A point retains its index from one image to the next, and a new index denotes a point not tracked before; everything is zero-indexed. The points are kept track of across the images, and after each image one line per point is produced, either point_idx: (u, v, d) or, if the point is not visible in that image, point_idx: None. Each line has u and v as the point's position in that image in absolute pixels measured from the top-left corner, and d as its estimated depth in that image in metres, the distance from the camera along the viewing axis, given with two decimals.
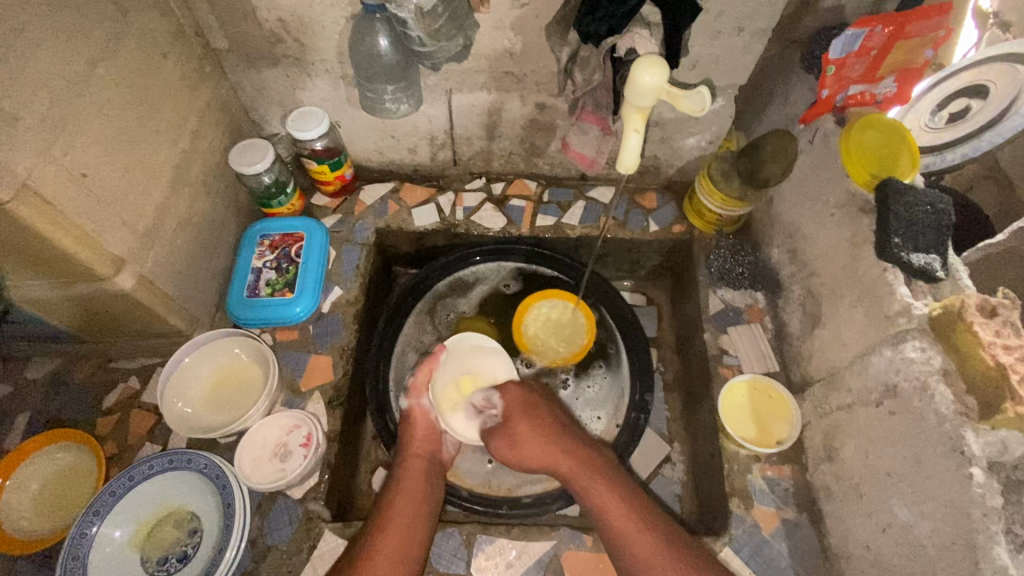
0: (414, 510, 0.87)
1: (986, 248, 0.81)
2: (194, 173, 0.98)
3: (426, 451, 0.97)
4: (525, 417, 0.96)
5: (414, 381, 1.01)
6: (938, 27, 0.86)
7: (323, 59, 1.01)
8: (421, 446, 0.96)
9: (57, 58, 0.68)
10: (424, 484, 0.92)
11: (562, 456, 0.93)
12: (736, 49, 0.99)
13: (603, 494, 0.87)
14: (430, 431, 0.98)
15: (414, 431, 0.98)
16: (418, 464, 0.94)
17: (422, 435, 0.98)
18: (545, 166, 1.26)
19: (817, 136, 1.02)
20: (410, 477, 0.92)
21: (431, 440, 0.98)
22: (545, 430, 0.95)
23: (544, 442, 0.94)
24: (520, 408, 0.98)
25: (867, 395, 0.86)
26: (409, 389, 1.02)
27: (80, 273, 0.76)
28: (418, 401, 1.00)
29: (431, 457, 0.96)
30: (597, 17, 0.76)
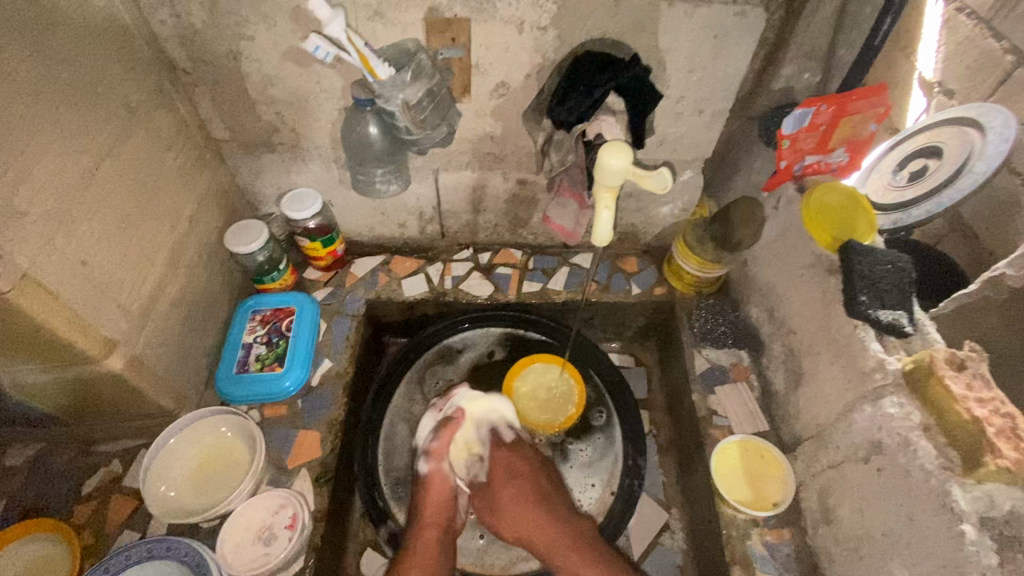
0: None
1: (960, 300, 0.83)
2: (189, 255, 1.01)
3: (440, 522, 0.93)
4: (507, 481, 0.98)
5: (436, 444, 0.98)
6: (877, 105, 0.94)
7: (317, 146, 1.09)
8: (436, 516, 0.93)
9: (67, 157, 0.73)
10: (434, 562, 0.89)
11: (540, 523, 0.94)
12: (698, 127, 1.06)
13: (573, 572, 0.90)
14: (445, 500, 0.95)
15: (430, 495, 0.95)
16: (433, 536, 0.91)
17: (437, 501, 0.94)
18: (529, 236, 1.32)
19: (781, 202, 1.08)
20: (421, 551, 0.89)
21: (444, 513, 0.94)
22: (530, 500, 0.96)
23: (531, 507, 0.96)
24: (504, 471, 0.99)
25: (855, 451, 0.86)
26: (428, 451, 0.98)
27: (73, 356, 0.77)
28: (438, 466, 0.97)
29: (446, 527, 0.93)
30: (567, 107, 0.85)
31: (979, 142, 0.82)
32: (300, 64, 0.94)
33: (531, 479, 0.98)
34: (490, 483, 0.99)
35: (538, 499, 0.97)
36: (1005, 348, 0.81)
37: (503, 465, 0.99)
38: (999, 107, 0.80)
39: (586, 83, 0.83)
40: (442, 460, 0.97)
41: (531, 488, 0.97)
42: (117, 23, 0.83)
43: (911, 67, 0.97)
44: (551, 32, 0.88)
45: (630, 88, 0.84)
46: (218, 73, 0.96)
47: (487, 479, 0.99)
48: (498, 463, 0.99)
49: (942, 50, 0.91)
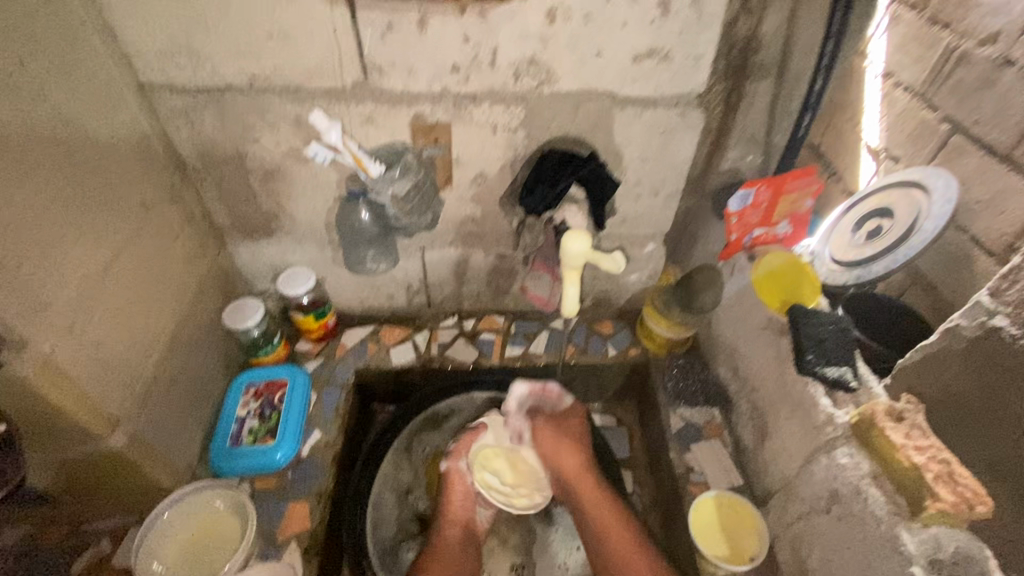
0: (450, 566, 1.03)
1: (922, 358, 0.83)
2: (190, 333, 1.08)
3: (462, 519, 1.11)
4: (563, 456, 1.12)
5: (456, 447, 1.19)
6: (810, 185, 1.08)
7: (312, 230, 1.19)
8: (457, 514, 1.11)
9: (90, 252, 0.82)
10: (459, 553, 1.05)
11: (590, 495, 1.09)
12: (656, 206, 1.19)
13: (621, 538, 1.03)
14: (463, 497, 1.13)
15: (453, 494, 1.13)
16: (456, 531, 1.09)
17: (459, 496, 1.13)
18: (510, 304, 1.41)
19: (735, 269, 1.19)
20: (448, 540, 1.07)
21: (466, 509, 1.13)
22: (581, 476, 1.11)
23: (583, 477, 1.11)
24: (557, 449, 1.14)
25: (817, 502, 0.92)
26: (449, 453, 1.19)
27: (79, 435, 0.82)
28: (455, 464, 1.17)
29: (465, 525, 1.11)
30: (536, 197, 0.98)
31: (926, 205, 0.86)
32: (300, 162, 1.06)
33: (580, 459, 1.12)
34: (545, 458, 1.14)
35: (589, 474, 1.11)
36: (965, 398, 0.74)
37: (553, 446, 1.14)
38: (941, 172, 0.86)
39: (551, 177, 0.96)
40: (457, 460, 1.17)
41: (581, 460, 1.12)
42: (139, 133, 0.94)
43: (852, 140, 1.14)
44: (521, 131, 1.01)
45: (591, 180, 0.97)
46: (225, 169, 1.07)
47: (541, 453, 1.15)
48: (548, 444, 1.14)
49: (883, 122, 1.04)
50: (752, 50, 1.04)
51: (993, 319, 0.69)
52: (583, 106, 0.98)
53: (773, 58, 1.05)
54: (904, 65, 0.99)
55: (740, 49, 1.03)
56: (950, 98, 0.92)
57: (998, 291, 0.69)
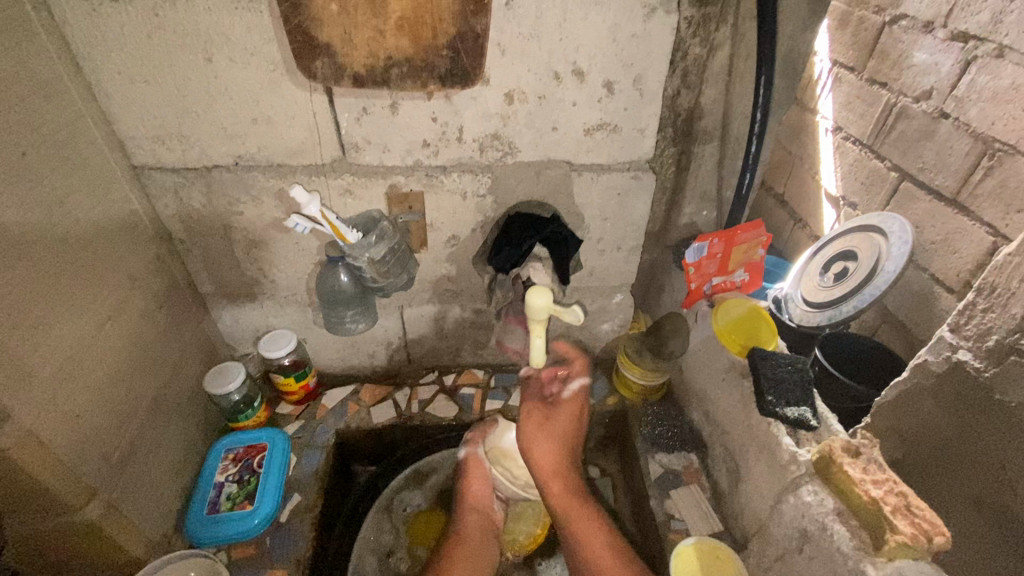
0: (467, 554, 1.10)
1: (898, 386, 0.98)
2: (171, 399, 1.10)
3: (480, 507, 1.19)
4: (539, 429, 1.19)
5: (472, 434, 1.27)
6: (759, 236, 1.18)
7: (294, 293, 1.24)
8: (475, 499, 1.20)
9: (75, 325, 0.85)
10: (479, 537, 1.14)
11: (562, 492, 1.13)
12: (619, 260, 1.26)
13: (592, 532, 1.09)
14: (483, 479, 1.22)
15: (470, 483, 1.21)
16: (473, 516, 1.17)
17: (476, 489, 1.21)
18: (489, 357, 1.45)
19: (698, 316, 1.25)
20: (467, 527, 1.15)
21: (484, 494, 1.21)
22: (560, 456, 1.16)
23: (562, 478, 1.14)
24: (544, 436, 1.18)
25: (790, 542, 0.94)
26: (467, 441, 1.27)
27: (54, 507, 0.82)
28: (472, 451, 1.25)
29: (484, 510, 1.19)
30: (502, 257, 1.04)
31: (884, 245, 1.05)
32: (283, 231, 1.12)
33: (562, 442, 1.18)
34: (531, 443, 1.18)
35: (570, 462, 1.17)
36: (942, 428, 0.95)
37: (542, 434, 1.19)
38: (896, 219, 1.06)
39: (517, 239, 1.03)
40: (475, 447, 1.25)
41: (562, 453, 1.17)
42: (129, 209, 1.00)
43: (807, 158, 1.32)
44: (489, 197, 1.10)
45: (553, 241, 1.04)
46: (211, 239, 1.13)
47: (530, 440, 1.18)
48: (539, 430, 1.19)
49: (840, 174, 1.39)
50: (694, 119, 1.15)
51: (958, 352, 0.88)
52: (545, 173, 1.08)
53: (715, 125, 1.17)
54: (851, 121, 1.36)
55: (685, 118, 1.14)
56: (894, 150, 1.25)
57: (958, 327, 0.88)
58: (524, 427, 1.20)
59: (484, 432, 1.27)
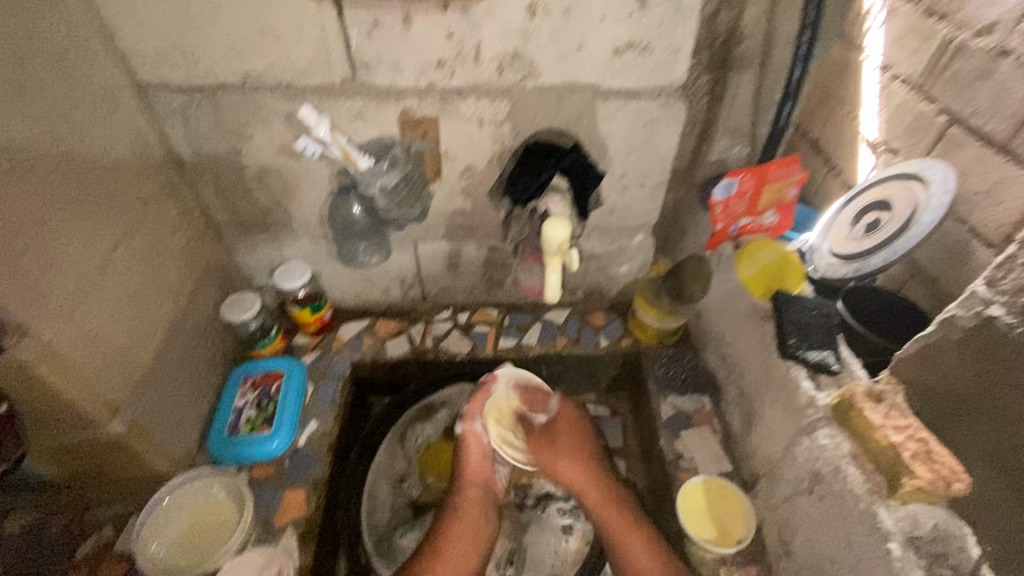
0: (469, 534, 1.06)
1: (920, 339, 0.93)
2: (188, 325, 1.11)
3: (482, 480, 1.11)
4: (564, 416, 1.18)
5: (468, 408, 1.14)
6: (791, 174, 1.09)
7: (307, 224, 1.22)
8: (476, 475, 1.11)
9: (89, 244, 0.84)
10: (477, 513, 1.08)
11: (590, 484, 1.11)
12: (643, 197, 1.21)
13: (609, 511, 1.08)
14: (482, 455, 1.12)
15: (469, 457, 1.11)
16: (475, 493, 1.09)
17: (475, 461, 1.11)
18: (503, 296, 1.43)
19: (721, 259, 1.21)
20: (467, 504, 1.08)
21: (484, 466, 1.12)
22: (581, 454, 1.13)
23: (579, 466, 1.12)
24: (568, 430, 1.16)
25: (801, 484, 0.94)
26: (465, 415, 1.14)
27: (80, 421, 0.85)
28: (471, 427, 1.13)
29: (485, 484, 1.11)
30: (519, 187, 1.03)
31: (924, 197, 0.89)
32: (293, 157, 1.08)
33: (580, 428, 1.17)
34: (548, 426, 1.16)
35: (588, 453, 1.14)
36: (963, 388, 0.74)
37: (566, 418, 1.18)
38: (938, 164, 0.89)
39: (535, 168, 1.01)
40: (474, 423, 1.13)
41: (587, 451, 1.15)
42: (136, 131, 0.97)
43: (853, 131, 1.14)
44: (507, 125, 1.04)
45: (575, 170, 1.00)
46: (221, 166, 1.10)
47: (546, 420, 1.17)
48: (564, 415, 1.18)
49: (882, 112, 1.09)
50: (733, 42, 1.05)
51: (990, 308, 0.69)
52: (567, 99, 1.01)
53: (755, 49, 1.07)
54: None
55: (723, 41, 1.04)
56: None
57: (994, 280, 0.68)
58: (557, 422, 1.17)
59: (478, 404, 1.15)
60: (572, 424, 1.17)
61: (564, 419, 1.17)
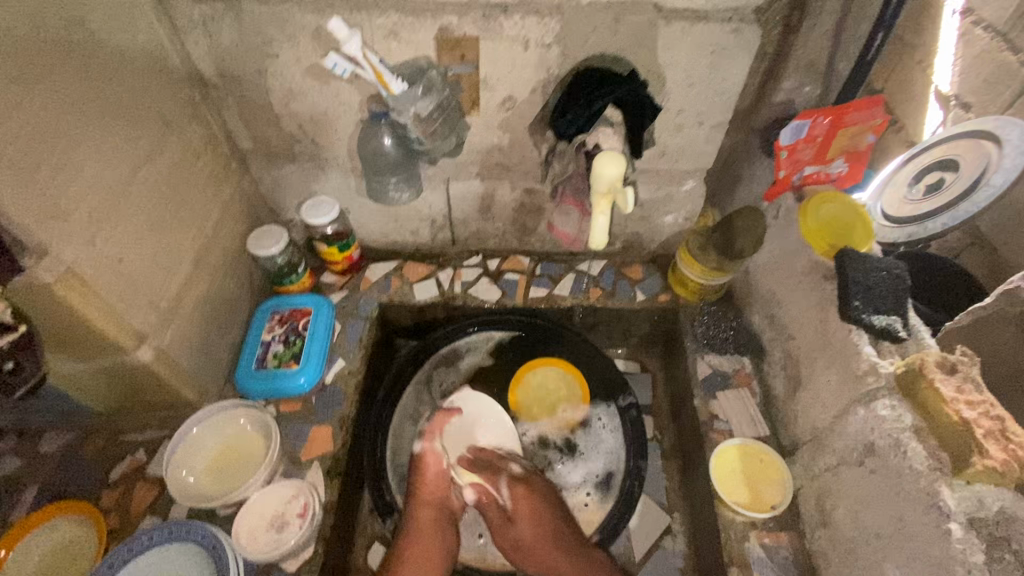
0: (423, 560, 0.97)
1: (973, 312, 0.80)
2: (214, 257, 1.08)
3: (436, 498, 1.05)
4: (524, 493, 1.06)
5: (429, 426, 1.14)
6: (874, 117, 0.96)
7: (335, 156, 1.15)
8: (431, 492, 1.05)
9: (109, 164, 0.80)
10: (432, 546, 0.99)
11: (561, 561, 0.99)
12: (698, 138, 1.11)
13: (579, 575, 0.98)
14: (440, 474, 1.08)
15: (426, 474, 1.07)
16: (429, 511, 1.03)
17: (434, 480, 1.07)
18: (536, 244, 1.37)
19: (780, 212, 1.10)
20: (421, 531, 1.00)
21: (441, 484, 1.07)
22: (545, 517, 1.04)
23: (544, 543, 1.01)
24: (528, 507, 1.04)
25: (850, 454, 0.88)
26: (423, 433, 1.13)
27: (105, 346, 0.84)
28: (431, 444, 1.11)
29: (442, 503, 1.05)
30: (566, 120, 0.93)
31: (996, 156, 0.80)
32: (320, 80, 1.00)
33: (547, 506, 1.05)
34: (513, 513, 1.05)
35: (552, 520, 1.04)
36: None
37: (520, 493, 1.07)
38: (1017, 120, 0.78)
39: (586, 97, 0.91)
40: (434, 440, 1.12)
41: (549, 528, 1.03)
42: (156, 44, 0.90)
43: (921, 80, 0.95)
44: (555, 48, 0.94)
45: (629, 101, 0.92)
46: (245, 88, 1.03)
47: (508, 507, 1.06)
48: (517, 493, 1.07)
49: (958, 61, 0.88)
50: None
51: None
52: (625, 19, 0.89)
53: None
54: None
55: None
56: None
57: None
58: (518, 503, 1.05)
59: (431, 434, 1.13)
60: (534, 500, 1.06)
61: (523, 487, 1.07)
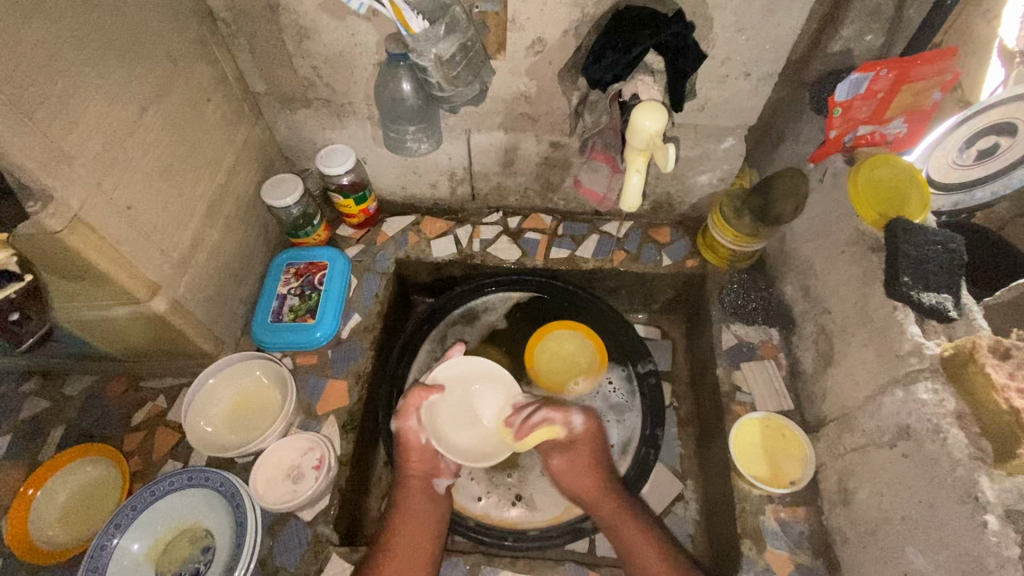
0: (416, 535, 0.92)
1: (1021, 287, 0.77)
2: (228, 206, 1.05)
3: (424, 470, 1.00)
4: (592, 431, 1.03)
5: (402, 404, 1.01)
6: (943, 72, 0.85)
7: (352, 102, 1.09)
8: (417, 466, 1.00)
9: (116, 105, 0.76)
10: (424, 513, 0.96)
11: (612, 502, 0.97)
12: (743, 91, 1.04)
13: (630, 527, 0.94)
14: (424, 448, 1.01)
15: (408, 451, 1.00)
16: (417, 483, 0.98)
17: (417, 454, 1.01)
18: (559, 202, 1.31)
19: (827, 175, 1.02)
20: (409, 502, 0.96)
21: (427, 457, 1.01)
22: (605, 459, 1.01)
23: (593, 474, 0.99)
24: (591, 443, 1.01)
25: (881, 436, 0.84)
26: (398, 412, 1.02)
27: (118, 295, 0.82)
28: (406, 423, 1.01)
29: (428, 474, 1.00)
30: (602, 66, 0.86)
31: None
32: (336, 17, 0.93)
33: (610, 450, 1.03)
34: (573, 445, 1.01)
35: (609, 463, 1.02)
36: None
37: (589, 430, 1.03)
38: None
39: (624, 41, 0.83)
40: (410, 417, 1.01)
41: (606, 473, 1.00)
42: None
43: (989, 33, 0.84)
44: None
45: (671, 46, 0.84)
46: (257, 24, 0.96)
47: (568, 439, 1.01)
48: (587, 428, 1.03)
49: None
50: None
51: None
52: None
53: None
54: None
55: None
56: None
57: None
58: (582, 440, 1.01)
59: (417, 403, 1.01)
60: (598, 437, 1.03)
61: (593, 421, 1.03)
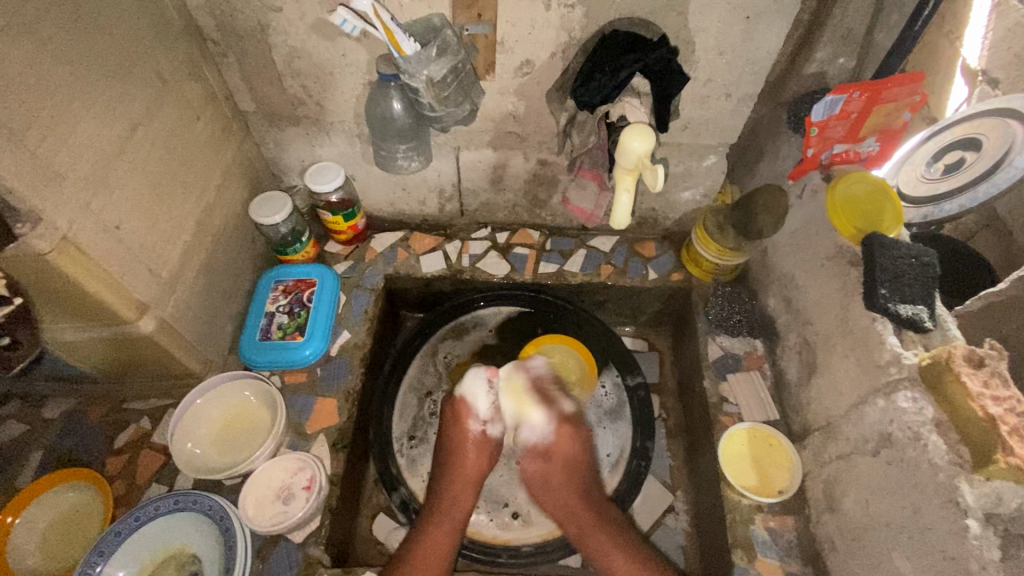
0: (446, 541, 0.94)
1: (986, 297, 0.79)
2: (216, 223, 1.05)
3: (475, 474, 1.01)
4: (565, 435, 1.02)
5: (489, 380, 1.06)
6: (913, 94, 0.89)
7: (340, 120, 1.10)
8: (472, 470, 1.00)
9: (103, 125, 0.76)
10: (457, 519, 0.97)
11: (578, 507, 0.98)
12: (725, 111, 1.07)
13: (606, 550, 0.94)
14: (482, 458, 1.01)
15: (466, 455, 1.01)
16: (467, 488, 0.99)
17: (472, 461, 1.01)
18: (547, 217, 1.33)
19: (805, 191, 1.05)
20: (448, 509, 0.97)
21: (479, 467, 1.01)
22: (577, 473, 1.00)
23: (573, 488, 0.99)
24: (566, 443, 1.01)
25: (864, 443, 0.87)
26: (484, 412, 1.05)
27: (104, 315, 0.81)
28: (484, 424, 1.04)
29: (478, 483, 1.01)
30: (591, 89, 0.89)
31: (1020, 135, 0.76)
32: (327, 37, 0.94)
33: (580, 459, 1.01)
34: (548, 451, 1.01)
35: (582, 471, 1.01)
36: None
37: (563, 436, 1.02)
38: None
39: (611, 65, 0.86)
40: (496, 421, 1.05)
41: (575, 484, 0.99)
42: None
43: (954, 52, 0.88)
44: (579, 9, 0.88)
45: (656, 70, 0.87)
46: (247, 44, 0.97)
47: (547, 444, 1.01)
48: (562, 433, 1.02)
49: (991, 32, 0.81)
50: None
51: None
52: None
53: None
54: None
55: None
56: None
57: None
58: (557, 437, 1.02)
59: (467, 406, 1.04)
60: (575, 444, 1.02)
61: (563, 422, 1.03)
